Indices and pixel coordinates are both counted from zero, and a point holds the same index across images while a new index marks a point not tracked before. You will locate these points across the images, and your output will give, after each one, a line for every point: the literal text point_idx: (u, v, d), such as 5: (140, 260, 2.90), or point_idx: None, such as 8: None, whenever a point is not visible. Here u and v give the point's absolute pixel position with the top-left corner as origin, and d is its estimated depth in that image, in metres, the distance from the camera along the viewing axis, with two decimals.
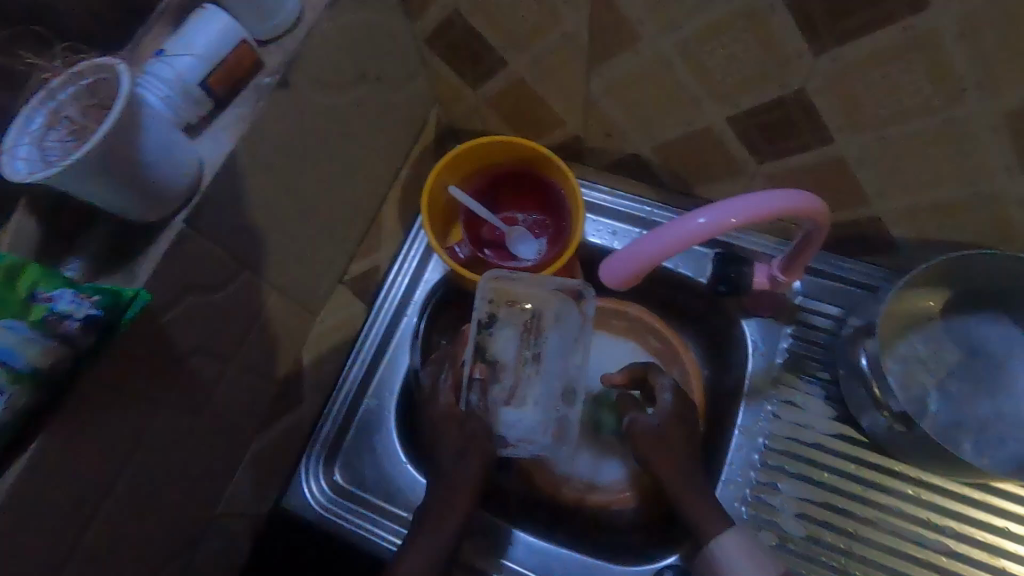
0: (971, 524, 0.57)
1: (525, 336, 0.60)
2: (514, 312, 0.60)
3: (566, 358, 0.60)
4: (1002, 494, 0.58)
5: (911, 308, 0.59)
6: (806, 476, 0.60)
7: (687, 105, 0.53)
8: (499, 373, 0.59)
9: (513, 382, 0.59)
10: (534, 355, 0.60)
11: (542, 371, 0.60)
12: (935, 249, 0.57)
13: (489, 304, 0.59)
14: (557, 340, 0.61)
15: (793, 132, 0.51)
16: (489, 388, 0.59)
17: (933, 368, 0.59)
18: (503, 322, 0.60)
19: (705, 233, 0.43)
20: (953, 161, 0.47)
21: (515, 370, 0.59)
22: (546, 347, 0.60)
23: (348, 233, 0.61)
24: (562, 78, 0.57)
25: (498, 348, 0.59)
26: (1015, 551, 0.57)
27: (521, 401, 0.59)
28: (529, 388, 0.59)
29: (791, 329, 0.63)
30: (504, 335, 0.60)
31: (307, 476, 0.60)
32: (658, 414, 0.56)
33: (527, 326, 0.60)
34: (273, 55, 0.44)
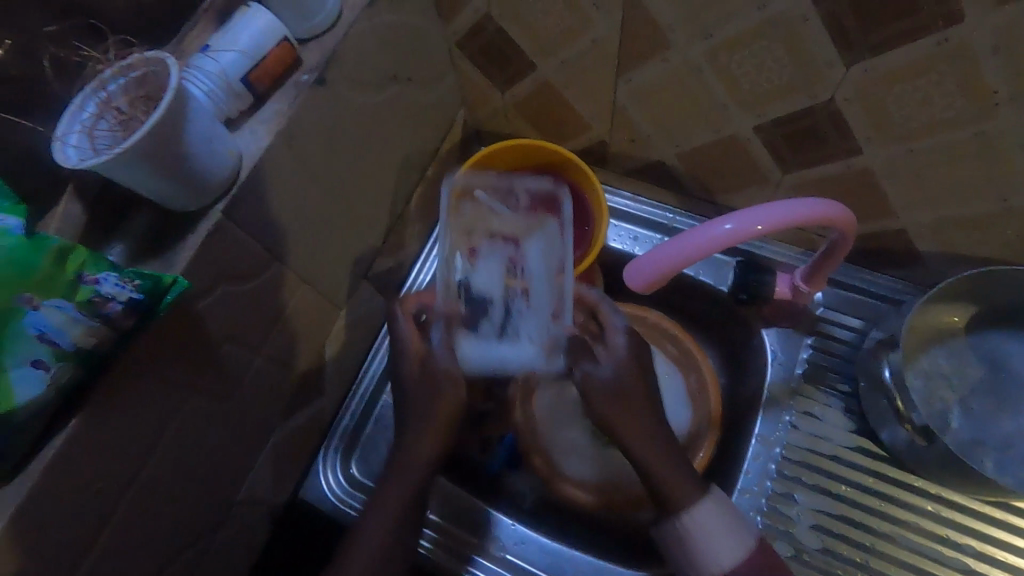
0: (991, 543, 0.57)
1: (507, 267, 0.53)
2: (492, 245, 0.54)
3: (557, 279, 0.53)
4: None
5: (935, 322, 0.59)
6: (824, 488, 0.60)
7: (714, 113, 0.54)
8: (483, 310, 0.52)
9: (502, 315, 0.52)
10: (520, 283, 0.53)
11: (527, 300, 0.52)
12: (961, 263, 0.57)
13: (464, 240, 0.54)
14: (541, 257, 0.54)
15: (820, 142, 0.51)
16: (476, 323, 0.51)
17: (956, 384, 0.58)
18: (480, 257, 0.54)
19: (731, 238, 0.44)
20: (983, 175, 0.47)
21: (503, 302, 0.52)
22: (531, 268, 0.54)
23: (375, 230, 0.62)
24: (590, 83, 0.57)
25: (476, 278, 0.52)
26: None
27: (514, 336, 0.52)
28: (521, 320, 0.52)
29: (811, 340, 0.63)
30: (485, 269, 0.53)
31: (324, 469, 0.60)
32: (612, 361, 0.49)
33: (509, 255, 0.54)
34: (312, 54, 0.46)
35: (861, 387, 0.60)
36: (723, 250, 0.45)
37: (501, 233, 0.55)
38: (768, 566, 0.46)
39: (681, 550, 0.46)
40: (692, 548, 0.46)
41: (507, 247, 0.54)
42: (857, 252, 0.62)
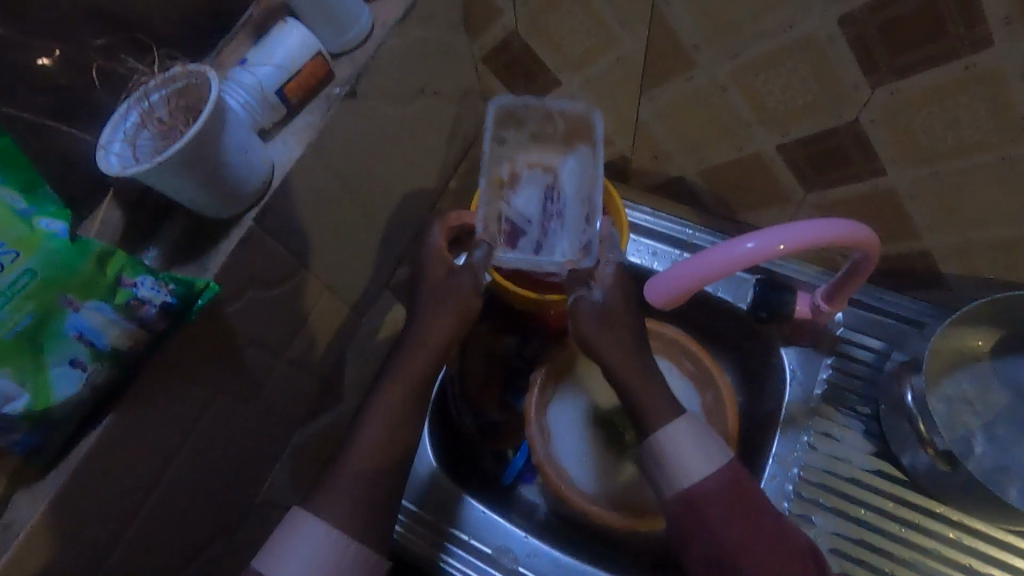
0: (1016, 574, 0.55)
1: (546, 193, 0.57)
2: (534, 172, 0.59)
3: (590, 195, 0.55)
4: None
5: (958, 346, 0.58)
6: (841, 511, 0.59)
7: (738, 131, 0.54)
8: (523, 229, 0.57)
9: (539, 234, 0.57)
10: (556, 206, 0.57)
11: (562, 219, 0.56)
12: (986, 287, 0.56)
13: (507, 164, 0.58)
14: (576, 180, 0.57)
15: (842, 164, 0.51)
16: (516, 240, 0.56)
17: (979, 410, 0.57)
18: (524, 183, 0.58)
19: (753, 257, 0.44)
20: (1010, 199, 0.46)
21: (540, 224, 0.57)
22: (566, 193, 0.57)
23: (397, 239, 0.63)
24: (614, 99, 0.58)
25: (517, 202, 0.57)
26: None
27: (550, 253, 0.55)
28: (557, 240, 0.56)
29: (830, 360, 0.63)
30: (526, 193, 0.58)
31: None
32: (603, 287, 0.50)
33: (549, 183, 0.58)
34: (344, 68, 0.47)
35: (881, 409, 0.59)
36: (746, 269, 0.44)
37: (539, 159, 0.59)
38: (741, 491, 0.43)
39: (654, 469, 0.45)
40: (664, 466, 0.45)
41: (545, 173, 0.58)
42: (879, 272, 0.61)
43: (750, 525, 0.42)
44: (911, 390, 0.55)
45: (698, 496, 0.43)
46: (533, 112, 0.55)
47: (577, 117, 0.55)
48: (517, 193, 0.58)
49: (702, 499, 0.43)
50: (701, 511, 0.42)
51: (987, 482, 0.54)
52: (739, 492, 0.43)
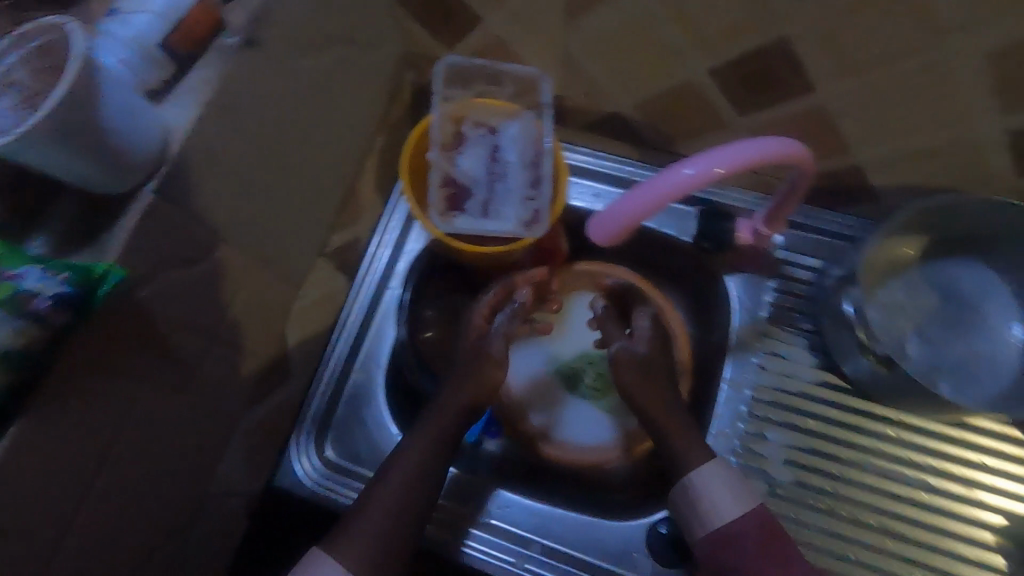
0: (950, 460, 0.59)
1: (490, 153, 0.61)
2: (476, 132, 0.61)
3: (533, 160, 0.60)
4: (977, 429, 0.59)
5: (891, 256, 0.60)
6: (791, 424, 0.61)
7: (668, 58, 0.52)
8: (469, 191, 0.60)
9: (485, 196, 0.60)
10: (500, 167, 0.60)
11: (505, 179, 0.60)
12: (913, 195, 0.58)
13: (451, 125, 0.60)
14: (519, 141, 0.61)
15: (773, 84, 0.51)
16: (464, 203, 0.60)
17: (911, 315, 0.60)
18: (468, 144, 0.61)
19: (692, 183, 0.42)
20: (934, 105, 0.47)
21: (485, 185, 0.60)
22: (509, 154, 0.60)
23: (326, 204, 0.59)
24: (541, 33, 0.55)
25: (463, 163, 0.60)
26: (991, 483, 0.58)
27: (497, 213, 0.59)
28: (503, 200, 0.60)
29: (773, 283, 0.64)
30: (470, 155, 0.60)
31: (298, 454, 0.60)
32: (641, 341, 0.59)
33: (492, 144, 0.61)
34: (236, 14, 0.42)
35: (825, 325, 0.61)
36: (685, 197, 0.43)
37: (483, 120, 0.61)
38: (771, 529, 0.46)
39: (684, 508, 0.48)
40: (696, 507, 0.47)
41: (488, 134, 0.61)
42: (813, 192, 0.62)
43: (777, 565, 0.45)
44: (849, 300, 0.58)
45: (728, 535, 0.46)
46: (479, 72, 0.61)
47: (525, 79, 0.61)
48: (462, 153, 0.60)
49: (733, 539, 0.45)
50: (732, 550, 0.45)
51: (921, 378, 0.57)
52: (770, 531, 0.46)
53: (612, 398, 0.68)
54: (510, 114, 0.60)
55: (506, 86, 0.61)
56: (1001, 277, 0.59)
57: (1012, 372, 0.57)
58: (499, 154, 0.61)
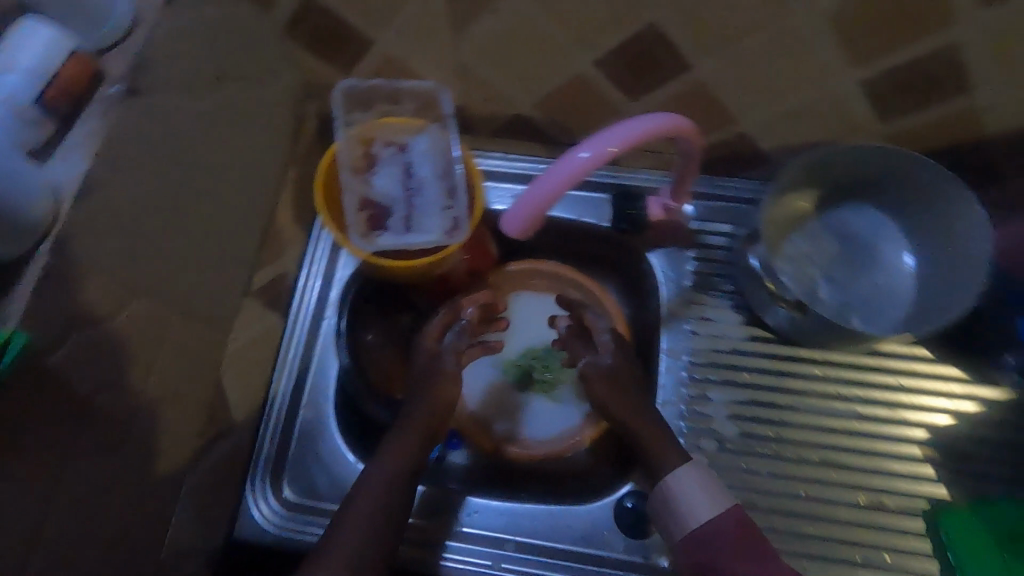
0: (874, 388, 0.63)
1: (403, 169, 0.61)
2: (385, 151, 0.61)
3: (446, 170, 0.61)
4: (892, 354, 0.63)
5: (789, 210, 0.65)
6: (729, 380, 0.64)
7: (555, 56, 0.55)
8: (388, 209, 0.60)
9: (404, 211, 0.60)
10: (414, 180, 0.60)
11: (422, 192, 0.60)
12: (798, 152, 0.63)
13: (359, 148, 0.60)
14: (429, 153, 0.61)
15: (654, 68, 0.54)
16: (385, 221, 0.60)
17: (818, 262, 0.65)
18: (379, 163, 0.60)
19: (587, 165, 0.44)
20: (795, 67, 0.52)
21: (403, 201, 0.60)
22: (421, 167, 0.61)
23: (243, 243, 0.59)
24: (431, 47, 0.57)
25: (377, 183, 0.60)
26: (914, 402, 0.62)
27: (419, 226, 0.60)
28: (423, 212, 0.60)
29: (693, 253, 0.67)
30: (383, 174, 0.60)
31: (255, 500, 0.59)
32: (608, 353, 0.59)
33: (403, 159, 0.61)
34: (116, 65, 0.42)
35: (744, 284, 0.65)
36: (586, 178, 0.44)
37: (390, 138, 0.61)
38: (747, 528, 0.48)
39: (663, 510, 0.50)
40: (674, 509, 0.49)
41: (398, 151, 0.61)
42: (712, 163, 0.67)
43: (754, 561, 0.47)
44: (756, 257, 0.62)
45: (706, 535, 0.48)
46: (378, 92, 0.61)
47: (423, 94, 0.62)
48: (375, 174, 0.60)
49: (710, 538, 0.47)
50: (710, 548, 0.47)
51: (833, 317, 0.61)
52: (746, 529, 0.48)
53: (561, 387, 0.70)
54: (414, 129, 0.61)
55: (406, 103, 0.62)
56: (888, 215, 0.65)
57: (911, 298, 0.62)
58: (412, 169, 0.61)
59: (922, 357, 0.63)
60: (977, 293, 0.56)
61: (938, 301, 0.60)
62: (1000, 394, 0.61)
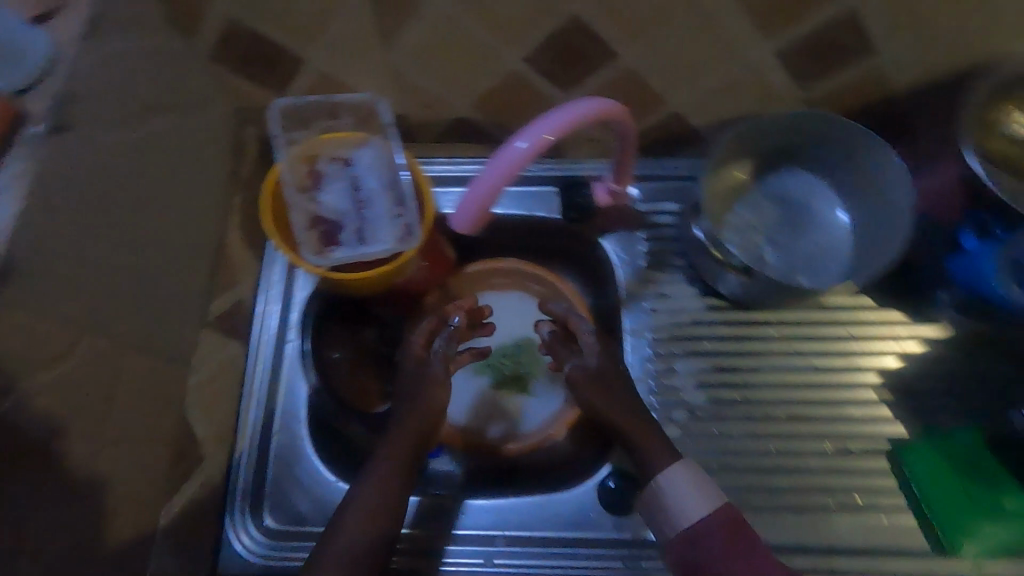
0: (827, 340, 0.66)
1: (350, 183, 0.61)
2: (331, 167, 0.61)
3: (392, 178, 0.61)
4: (838, 306, 0.67)
5: (727, 182, 0.68)
6: (692, 351, 0.66)
7: (485, 55, 0.57)
8: (340, 223, 0.60)
9: (356, 224, 0.60)
10: (363, 193, 0.60)
11: (371, 203, 0.60)
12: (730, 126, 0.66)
13: (304, 167, 0.60)
14: (374, 165, 0.61)
15: (581, 58, 0.56)
16: (338, 236, 0.59)
17: (761, 228, 0.67)
18: (326, 180, 0.60)
19: (528, 154, 0.45)
20: (712, 44, 0.54)
21: (354, 214, 0.60)
22: (368, 179, 0.61)
23: (194, 273, 0.58)
24: (362, 57, 0.58)
25: (326, 199, 0.60)
26: (865, 349, 0.65)
27: (373, 236, 0.59)
28: (375, 222, 0.60)
29: (642, 234, 0.70)
30: (331, 190, 0.60)
31: (235, 532, 0.57)
32: (592, 354, 0.59)
33: (349, 174, 0.61)
34: (37, 102, 0.41)
35: (695, 258, 0.67)
36: (527, 167, 0.46)
37: (334, 153, 0.61)
38: (737, 525, 0.48)
39: (654, 509, 0.50)
40: (664, 508, 0.50)
41: (343, 165, 0.61)
42: (652, 144, 0.69)
43: (747, 559, 0.47)
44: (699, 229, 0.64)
45: (697, 533, 0.48)
46: (316, 108, 0.61)
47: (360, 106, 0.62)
48: (322, 191, 0.60)
49: (702, 537, 0.48)
50: (701, 546, 0.47)
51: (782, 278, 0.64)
52: (736, 526, 0.48)
53: (537, 380, 0.70)
54: (357, 142, 0.61)
55: (345, 117, 0.62)
56: (820, 176, 0.68)
57: (850, 252, 0.66)
58: (359, 182, 0.61)
59: (867, 306, 0.67)
60: (905, 239, 0.59)
61: (872, 251, 0.63)
62: (941, 331, 0.65)
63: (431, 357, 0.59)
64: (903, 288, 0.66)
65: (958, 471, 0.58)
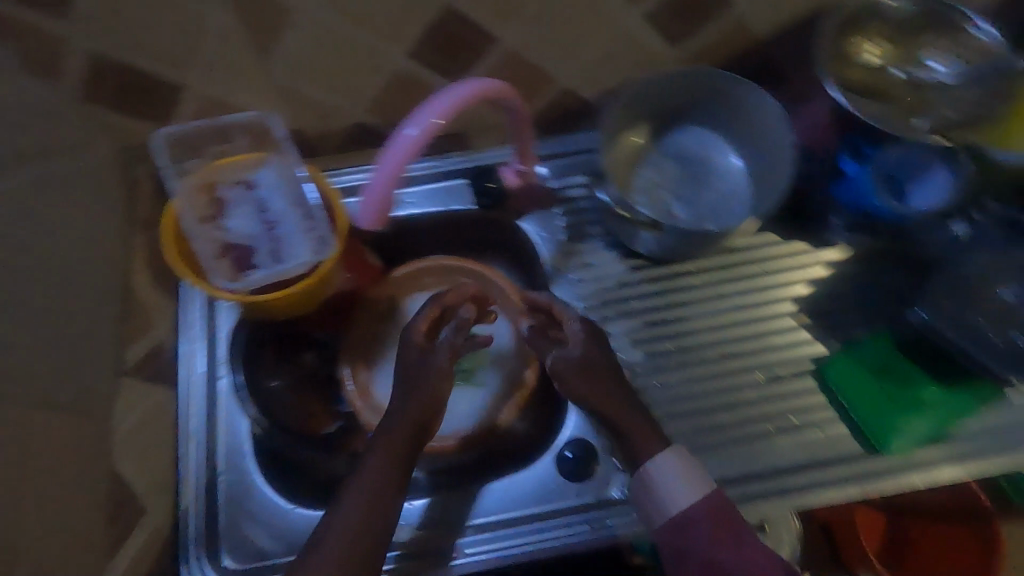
0: (745, 279, 0.70)
1: (256, 205, 0.59)
2: (232, 192, 0.59)
3: (299, 195, 0.60)
4: (749, 246, 0.71)
5: (627, 148, 0.71)
6: (623, 312, 0.69)
7: (371, 55, 0.57)
8: (252, 246, 0.58)
9: (269, 244, 0.59)
10: (271, 212, 0.59)
11: (281, 222, 0.59)
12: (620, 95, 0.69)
13: (204, 194, 0.58)
14: (278, 183, 0.60)
15: (464, 45, 0.58)
16: (252, 259, 0.58)
17: (666, 186, 0.71)
18: (230, 205, 0.59)
19: (418, 141, 0.45)
20: (580, 14, 0.58)
21: (265, 235, 0.59)
22: (274, 198, 0.60)
23: (107, 317, 0.56)
24: (248, 76, 0.57)
25: (233, 226, 0.58)
26: (780, 281, 0.70)
27: (288, 253, 0.59)
28: (288, 239, 0.59)
29: (559, 209, 0.71)
30: (237, 215, 0.59)
31: None
32: (575, 345, 0.60)
33: (253, 196, 0.60)
34: None
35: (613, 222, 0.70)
36: (418, 156, 0.46)
37: (233, 177, 0.59)
38: (722, 514, 0.51)
39: (643, 498, 0.53)
40: (652, 495, 0.52)
41: (244, 188, 0.59)
42: (553, 123, 0.71)
43: (731, 545, 0.50)
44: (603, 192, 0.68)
45: (685, 520, 0.51)
46: (204, 133, 0.59)
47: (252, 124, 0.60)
48: (227, 217, 0.58)
49: (690, 524, 0.51)
50: (689, 532, 0.50)
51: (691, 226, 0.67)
52: (721, 515, 0.51)
53: (479, 368, 0.71)
54: (256, 163, 0.60)
55: (238, 138, 0.60)
56: (711, 130, 0.72)
57: (749, 195, 0.70)
58: (265, 203, 0.60)
59: (774, 242, 0.71)
60: (789, 172, 0.64)
61: (766, 188, 0.67)
62: (841, 252, 0.70)
63: (434, 347, 0.59)
64: (800, 219, 0.72)
65: (891, 376, 0.62)
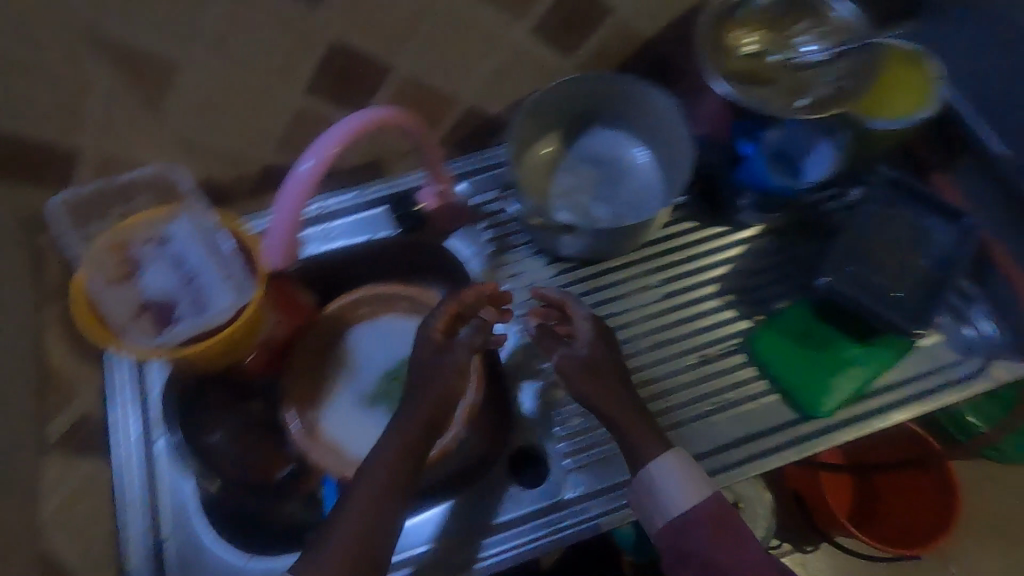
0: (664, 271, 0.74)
1: (170, 260, 0.59)
2: (143, 251, 0.58)
3: (212, 243, 0.60)
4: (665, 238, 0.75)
5: (537, 159, 0.74)
6: None
7: (267, 97, 0.59)
8: (170, 301, 0.58)
9: (188, 296, 0.58)
10: (186, 264, 0.59)
11: (198, 273, 0.59)
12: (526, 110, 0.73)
13: (112, 256, 0.57)
14: (190, 235, 0.60)
15: (355, 80, 0.61)
16: (173, 313, 0.58)
17: (581, 189, 0.73)
18: (142, 264, 0.58)
19: (315, 173, 0.51)
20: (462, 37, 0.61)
21: (184, 288, 0.59)
22: (188, 250, 0.59)
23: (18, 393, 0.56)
24: (145, 130, 0.57)
25: (148, 283, 0.58)
26: (697, 267, 0.74)
27: (209, 302, 0.58)
28: (207, 288, 0.59)
29: (483, 223, 0.75)
30: (152, 272, 0.58)
31: None
32: (582, 343, 0.65)
33: (167, 252, 0.59)
34: None
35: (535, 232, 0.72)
36: (316, 190, 0.52)
37: (143, 237, 0.58)
38: (724, 518, 0.58)
39: (647, 497, 0.60)
40: (656, 494, 0.59)
41: (156, 244, 0.59)
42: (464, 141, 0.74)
43: (729, 544, 0.57)
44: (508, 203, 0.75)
45: (687, 520, 0.58)
46: (107, 195, 0.59)
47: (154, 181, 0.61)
48: (142, 276, 0.58)
49: (691, 524, 0.57)
50: (690, 531, 0.57)
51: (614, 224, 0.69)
52: (721, 519, 0.58)
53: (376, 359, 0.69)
54: (166, 217, 0.59)
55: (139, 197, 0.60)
56: (616, 130, 0.75)
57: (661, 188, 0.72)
58: (180, 256, 0.59)
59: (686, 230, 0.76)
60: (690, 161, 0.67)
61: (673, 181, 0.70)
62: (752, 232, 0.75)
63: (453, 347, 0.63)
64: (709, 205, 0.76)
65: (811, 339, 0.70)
